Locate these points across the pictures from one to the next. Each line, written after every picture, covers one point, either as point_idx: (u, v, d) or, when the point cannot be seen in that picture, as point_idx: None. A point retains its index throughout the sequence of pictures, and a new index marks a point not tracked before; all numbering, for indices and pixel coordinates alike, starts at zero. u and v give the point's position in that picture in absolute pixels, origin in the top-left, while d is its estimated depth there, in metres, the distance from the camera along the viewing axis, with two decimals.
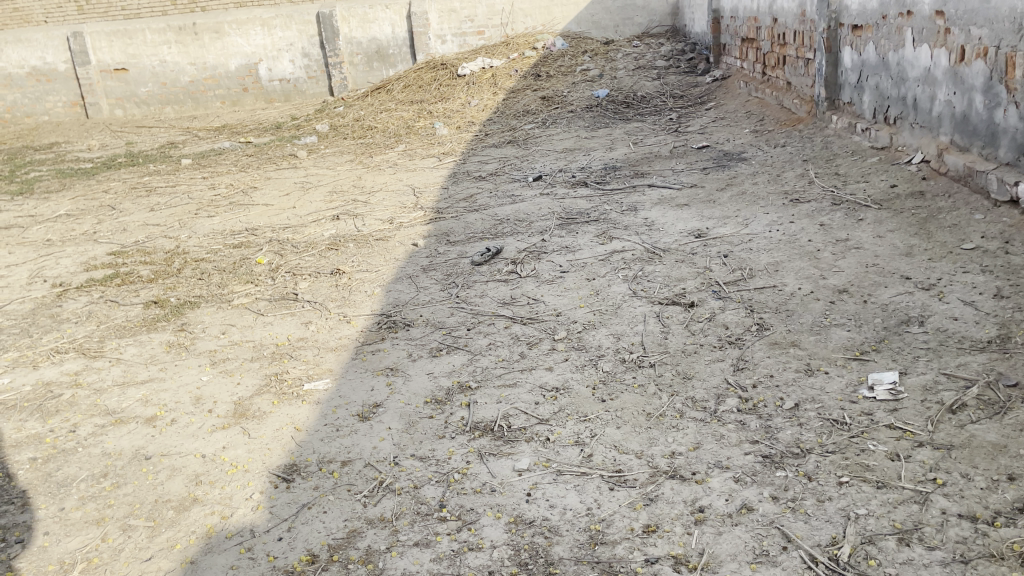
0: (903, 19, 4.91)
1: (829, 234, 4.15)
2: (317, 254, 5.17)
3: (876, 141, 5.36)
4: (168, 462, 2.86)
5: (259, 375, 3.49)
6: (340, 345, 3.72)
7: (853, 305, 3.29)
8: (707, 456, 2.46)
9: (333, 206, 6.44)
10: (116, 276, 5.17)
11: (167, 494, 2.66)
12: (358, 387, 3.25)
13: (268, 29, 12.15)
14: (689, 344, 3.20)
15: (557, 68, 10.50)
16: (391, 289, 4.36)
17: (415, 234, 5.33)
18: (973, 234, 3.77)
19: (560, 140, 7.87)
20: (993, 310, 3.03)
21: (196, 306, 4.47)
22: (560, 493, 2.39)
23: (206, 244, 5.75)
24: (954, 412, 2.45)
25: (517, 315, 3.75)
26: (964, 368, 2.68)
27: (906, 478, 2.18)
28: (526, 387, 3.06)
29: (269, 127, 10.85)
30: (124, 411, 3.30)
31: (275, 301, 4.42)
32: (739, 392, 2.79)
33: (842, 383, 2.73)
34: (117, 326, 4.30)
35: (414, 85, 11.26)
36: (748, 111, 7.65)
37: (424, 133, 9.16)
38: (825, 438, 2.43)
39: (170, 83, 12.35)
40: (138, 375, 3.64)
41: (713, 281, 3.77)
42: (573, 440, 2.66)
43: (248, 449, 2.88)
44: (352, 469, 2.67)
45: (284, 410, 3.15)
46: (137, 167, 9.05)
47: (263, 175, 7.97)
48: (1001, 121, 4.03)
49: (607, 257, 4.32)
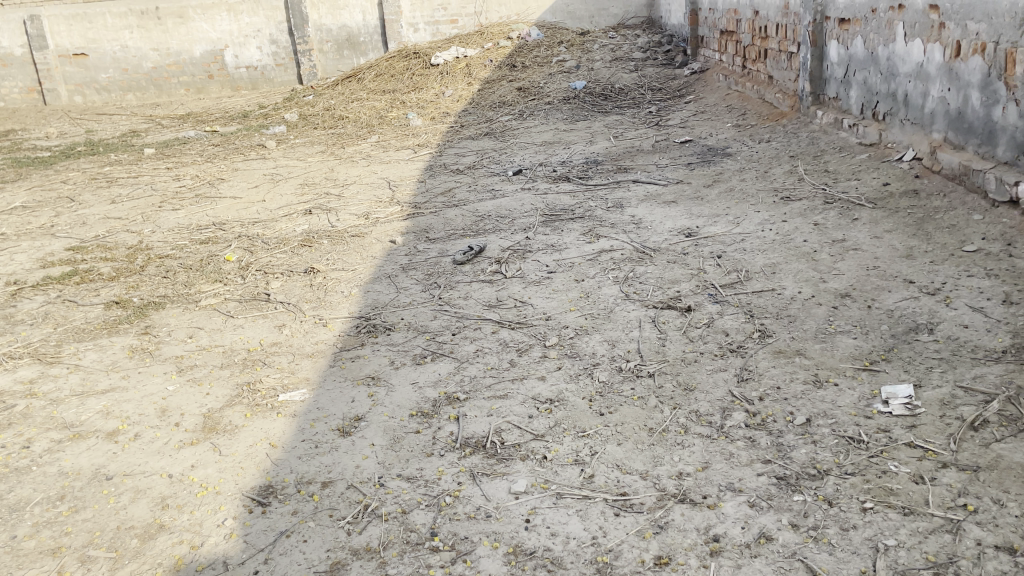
0: (894, 13, 4.79)
1: (824, 234, 4.02)
2: (290, 252, 4.93)
3: (864, 137, 5.25)
4: (132, 483, 2.63)
5: (230, 384, 3.26)
6: (316, 351, 3.50)
7: (858, 310, 3.16)
8: (718, 477, 2.30)
9: (305, 200, 6.19)
10: (74, 273, 4.88)
11: (130, 520, 2.44)
12: (337, 398, 3.04)
13: (234, 15, 11.80)
14: (688, 351, 3.05)
15: (533, 58, 10.31)
16: (370, 290, 4.14)
17: (393, 230, 5.11)
18: (973, 235, 3.66)
19: (539, 132, 7.68)
20: (1004, 317, 2.91)
21: (161, 307, 4.22)
22: (562, 519, 2.21)
23: (172, 239, 5.47)
24: (977, 429, 2.31)
25: (504, 319, 3.56)
26: (981, 381, 2.55)
27: (935, 504, 2.04)
28: (517, 398, 2.88)
29: (236, 116, 10.50)
30: (83, 424, 3.06)
31: (245, 302, 4.19)
32: (745, 405, 2.64)
33: (854, 396, 2.59)
34: (75, 329, 4.03)
35: (386, 73, 11.00)
36: (729, 104, 7.53)
37: (398, 124, 8.91)
38: (843, 458, 2.29)
39: (131, 69, 11.93)
40: (98, 384, 3.39)
41: (708, 283, 3.62)
42: (572, 459, 2.49)
43: (220, 469, 2.66)
44: (334, 491, 2.47)
45: (257, 424, 2.93)
46: (98, 156, 8.69)
47: (230, 166, 7.67)
48: (999, 119, 3.90)
49: (596, 256, 4.15)
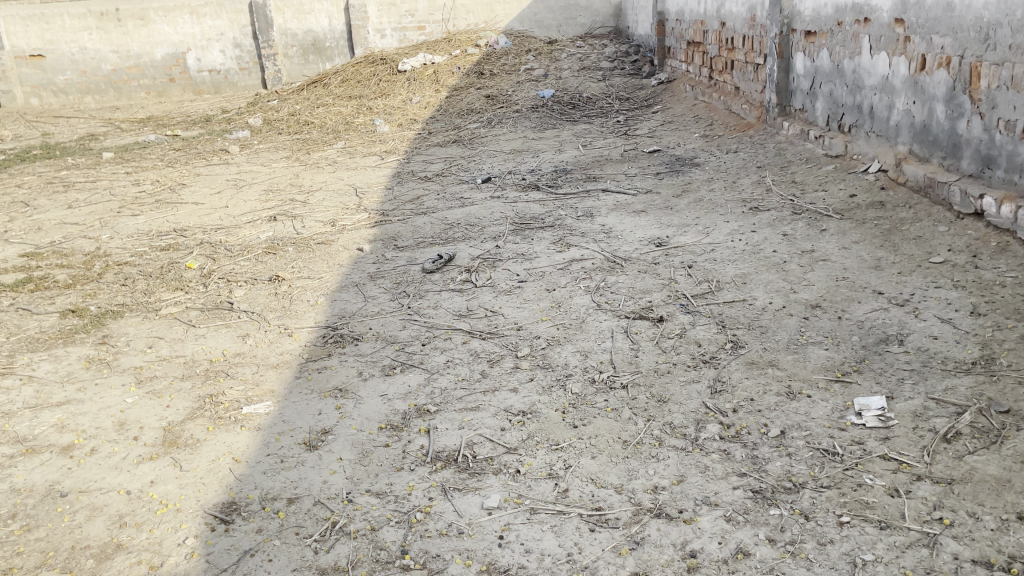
0: (860, 26, 4.85)
1: (793, 245, 4.04)
2: (253, 259, 4.83)
3: (830, 149, 5.30)
4: (87, 500, 2.53)
5: (191, 397, 3.16)
6: (282, 362, 3.41)
7: (829, 321, 3.16)
8: (694, 491, 2.27)
9: (269, 206, 6.08)
10: (27, 280, 4.72)
11: (85, 539, 2.34)
12: (303, 410, 2.96)
13: (197, 17, 11.61)
14: (661, 362, 3.02)
15: (501, 66, 10.28)
16: (336, 299, 4.07)
17: (359, 238, 5.03)
18: (940, 247, 3.70)
19: (507, 140, 7.65)
20: (973, 328, 2.93)
21: (120, 316, 4.10)
22: (536, 536, 2.17)
23: (131, 246, 5.33)
24: (950, 442, 2.32)
25: (475, 329, 3.51)
26: (953, 393, 2.56)
27: (911, 518, 2.03)
28: (489, 411, 2.82)
29: (198, 120, 10.31)
30: (36, 438, 2.94)
31: (207, 310, 4.08)
32: (719, 417, 2.62)
33: (827, 408, 2.58)
34: (29, 338, 3.89)
35: (353, 79, 10.88)
36: (696, 114, 7.57)
37: (364, 130, 8.82)
38: (818, 471, 2.28)
39: (90, 71, 11.69)
40: (53, 397, 3.26)
41: (680, 294, 3.61)
42: (545, 473, 2.44)
43: (181, 485, 2.57)
44: (300, 507, 2.39)
45: (220, 438, 2.84)
46: (54, 160, 8.46)
47: (192, 171, 7.52)
48: (964, 132, 3.95)
49: (566, 266, 4.12)
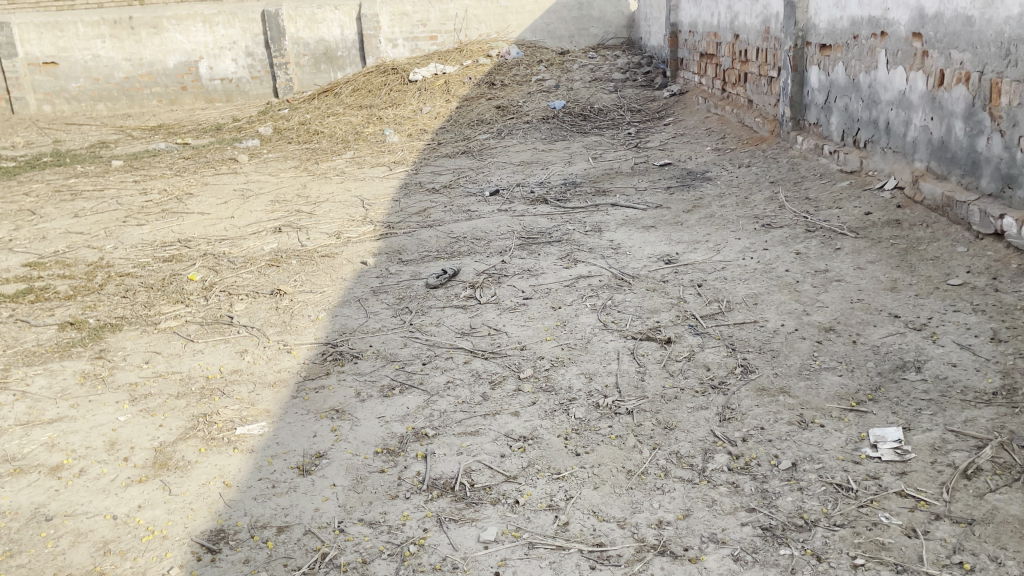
0: (876, 40, 4.75)
1: (806, 264, 3.92)
2: (256, 271, 4.76)
3: (845, 164, 5.19)
4: (72, 524, 2.44)
5: (184, 416, 3.08)
6: (279, 380, 3.33)
7: (843, 346, 3.06)
8: (700, 527, 2.16)
9: (275, 216, 6.03)
10: (29, 291, 4.67)
11: (68, 567, 2.25)
12: (298, 433, 2.87)
13: (209, 26, 11.61)
14: (668, 387, 2.92)
15: (512, 77, 10.22)
16: (338, 314, 3.99)
17: (364, 251, 4.95)
18: (958, 268, 3.58)
19: (517, 152, 7.58)
20: (993, 355, 2.82)
21: (118, 329, 4.03)
22: (534, 573, 2.06)
23: (134, 256, 5.28)
24: (970, 478, 2.21)
25: (477, 349, 3.42)
26: (972, 425, 2.45)
27: (929, 562, 1.92)
28: (489, 436, 2.73)
29: (209, 128, 10.30)
30: (25, 458, 2.86)
31: (207, 325, 4.01)
32: (727, 446, 2.52)
33: (841, 439, 2.48)
34: (25, 352, 3.83)
35: (363, 89, 10.83)
36: (708, 127, 7.47)
37: (374, 140, 8.77)
38: (831, 508, 2.17)
39: (103, 79, 11.72)
40: (45, 414, 3.18)
41: (689, 314, 3.51)
42: (545, 504, 2.34)
43: (169, 510, 2.48)
44: (290, 537, 2.30)
45: (211, 460, 2.76)
46: (63, 167, 8.45)
47: (200, 180, 7.49)
48: (983, 149, 3.84)
49: (573, 282, 4.03)
